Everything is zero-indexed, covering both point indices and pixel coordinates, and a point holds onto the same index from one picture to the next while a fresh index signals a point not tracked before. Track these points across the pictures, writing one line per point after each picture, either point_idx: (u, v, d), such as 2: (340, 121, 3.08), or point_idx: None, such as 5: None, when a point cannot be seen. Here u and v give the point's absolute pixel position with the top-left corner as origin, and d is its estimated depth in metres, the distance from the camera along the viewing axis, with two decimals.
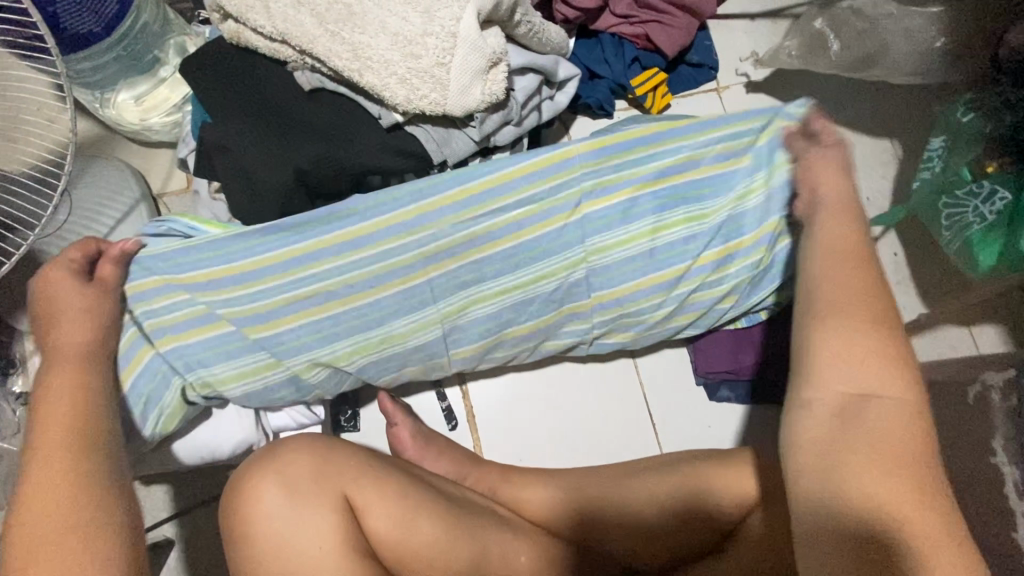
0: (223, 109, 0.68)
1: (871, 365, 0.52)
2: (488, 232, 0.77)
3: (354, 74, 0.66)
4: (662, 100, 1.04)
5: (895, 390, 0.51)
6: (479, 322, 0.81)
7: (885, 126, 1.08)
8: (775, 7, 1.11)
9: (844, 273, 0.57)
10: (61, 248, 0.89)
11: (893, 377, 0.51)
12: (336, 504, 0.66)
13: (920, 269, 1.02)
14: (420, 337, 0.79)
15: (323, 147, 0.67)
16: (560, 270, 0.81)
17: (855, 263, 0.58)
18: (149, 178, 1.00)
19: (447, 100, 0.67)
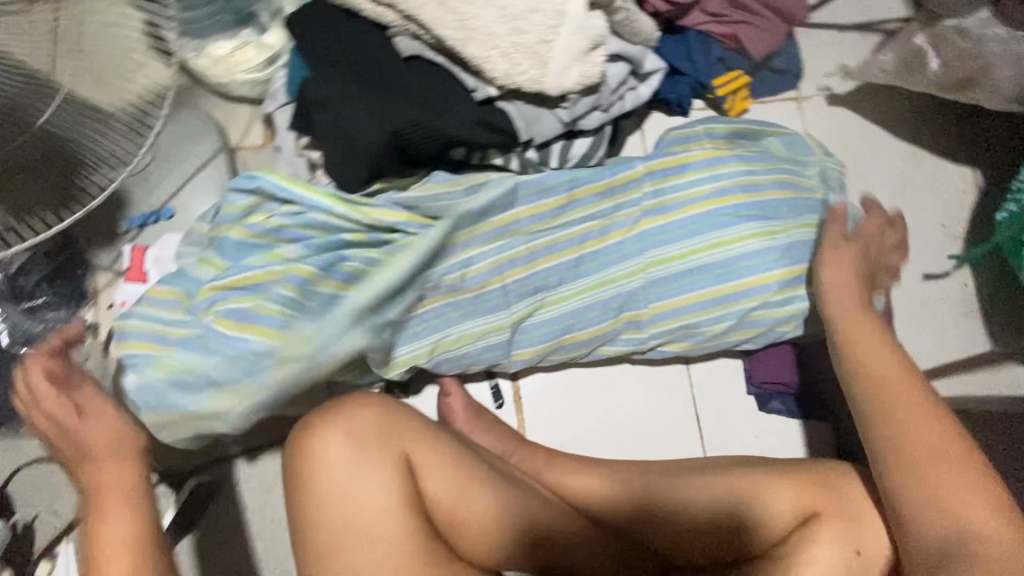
0: (325, 67, 0.69)
1: (958, 489, 0.60)
2: (564, 238, 0.81)
3: (458, 44, 0.67)
4: (741, 103, 1.02)
5: (983, 511, 0.59)
6: (543, 323, 0.81)
7: (968, 154, 1.05)
8: (867, 19, 1.08)
9: (914, 404, 0.64)
10: (144, 191, 0.93)
11: (978, 500, 0.59)
12: (396, 460, 0.70)
13: (990, 301, 0.99)
14: (490, 338, 0.80)
15: (419, 114, 0.68)
16: (621, 278, 0.82)
17: (901, 372, 0.67)
18: (228, 131, 1.02)
19: (546, 79, 0.67)
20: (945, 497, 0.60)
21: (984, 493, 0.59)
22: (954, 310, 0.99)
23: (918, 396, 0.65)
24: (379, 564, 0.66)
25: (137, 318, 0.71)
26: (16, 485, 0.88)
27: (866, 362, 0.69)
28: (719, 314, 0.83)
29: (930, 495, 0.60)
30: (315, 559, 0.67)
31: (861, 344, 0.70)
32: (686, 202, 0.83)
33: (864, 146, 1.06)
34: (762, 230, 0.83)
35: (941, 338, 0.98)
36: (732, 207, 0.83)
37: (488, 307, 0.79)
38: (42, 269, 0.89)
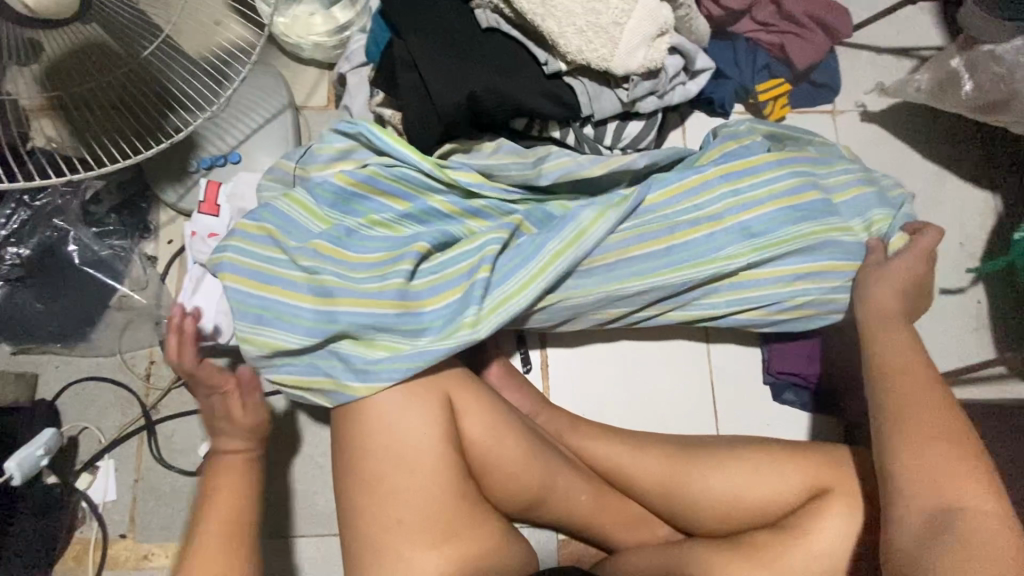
0: (410, 28, 0.75)
1: (956, 475, 0.61)
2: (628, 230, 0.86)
3: (537, 18, 0.72)
4: (781, 110, 1.08)
5: (986, 501, 0.59)
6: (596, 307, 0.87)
7: (989, 180, 1.10)
8: (905, 45, 1.14)
9: (925, 395, 0.67)
10: (214, 137, 0.98)
11: (980, 490, 0.60)
12: (440, 402, 0.72)
13: (999, 319, 1.04)
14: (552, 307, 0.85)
15: (494, 79, 0.74)
16: (673, 270, 0.86)
17: (917, 377, 0.69)
18: (294, 90, 1.07)
19: (614, 58, 0.73)
20: (945, 486, 0.60)
21: (987, 491, 0.60)
22: (966, 325, 1.04)
23: (937, 393, 0.67)
24: (417, 498, 0.69)
25: (234, 251, 0.75)
26: (65, 400, 0.93)
27: (885, 357, 0.72)
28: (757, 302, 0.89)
29: (931, 477, 0.61)
30: (355, 488, 0.70)
31: (884, 338, 0.75)
32: (735, 207, 0.87)
33: (892, 163, 1.11)
34: (818, 232, 0.87)
35: (950, 349, 1.03)
36: (781, 210, 0.87)
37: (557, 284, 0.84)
38: (113, 199, 0.96)
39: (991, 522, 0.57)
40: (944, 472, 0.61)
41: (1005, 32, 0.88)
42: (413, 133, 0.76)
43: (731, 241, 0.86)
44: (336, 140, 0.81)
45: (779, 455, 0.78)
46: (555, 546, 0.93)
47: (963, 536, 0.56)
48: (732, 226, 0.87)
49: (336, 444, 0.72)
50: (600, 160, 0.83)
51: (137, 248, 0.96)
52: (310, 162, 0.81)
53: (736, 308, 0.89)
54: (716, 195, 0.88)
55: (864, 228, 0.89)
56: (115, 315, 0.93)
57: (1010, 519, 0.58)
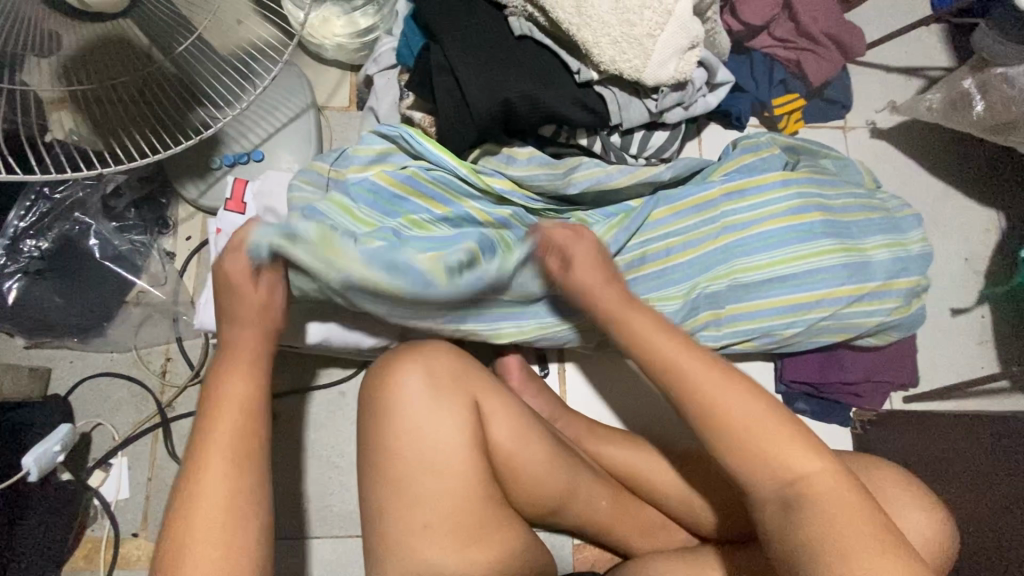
0: (446, 33, 0.76)
1: (788, 458, 0.57)
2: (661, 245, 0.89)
3: (573, 28, 0.74)
4: (794, 124, 1.10)
5: (813, 461, 0.57)
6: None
7: (993, 198, 1.14)
8: (913, 64, 1.17)
9: (716, 386, 0.60)
10: (237, 134, 0.98)
11: (805, 450, 0.57)
12: (468, 406, 0.72)
13: (1002, 334, 1.07)
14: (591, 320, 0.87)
15: (528, 86, 0.75)
16: (704, 281, 0.88)
17: (696, 362, 0.62)
18: (316, 91, 1.08)
19: (646, 69, 0.75)
20: (797, 493, 0.56)
21: (811, 447, 0.57)
22: (970, 338, 1.07)
23: (722, 374, 0.61)
24: (444, 501, 0.69)
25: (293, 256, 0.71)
26: (79, 395, 0.92)
27: (677, 373, 0.62)
28: (792, 319, 0.88)
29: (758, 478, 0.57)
30: (382, 491, 0.69)
31: (630, 317, 0.67)
32: (755, 218, 0.89)
33: (901, 179, 1.14)
34: (839, 246, 0.88)
35: (956, 362, 1.06)
36: (807, 224, 0.89)
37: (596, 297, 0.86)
38: (134, 193, 0.95)
39: (829, 479, 0.56)
40: (749, 441, 0.58)
41: (1017, 56, 0.91)
42: (449, 137, 0.77)
43: (761, 253, 0.88)
44: (374, 142, 0.82)
45: None
46: (570, 551, 0.93)
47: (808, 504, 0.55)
48: (761, 238, 0.88)
49: (363, 446, 0.72)
50: (628, 170, 0.85)
51: (156, 244, 0.96)
52: (346, 164, 0.81)
53: (772, 325, 0.88)
54: (740, 208, 0.90)
55: (885, 242, 0.90)
56: (132, 311, 0.93)
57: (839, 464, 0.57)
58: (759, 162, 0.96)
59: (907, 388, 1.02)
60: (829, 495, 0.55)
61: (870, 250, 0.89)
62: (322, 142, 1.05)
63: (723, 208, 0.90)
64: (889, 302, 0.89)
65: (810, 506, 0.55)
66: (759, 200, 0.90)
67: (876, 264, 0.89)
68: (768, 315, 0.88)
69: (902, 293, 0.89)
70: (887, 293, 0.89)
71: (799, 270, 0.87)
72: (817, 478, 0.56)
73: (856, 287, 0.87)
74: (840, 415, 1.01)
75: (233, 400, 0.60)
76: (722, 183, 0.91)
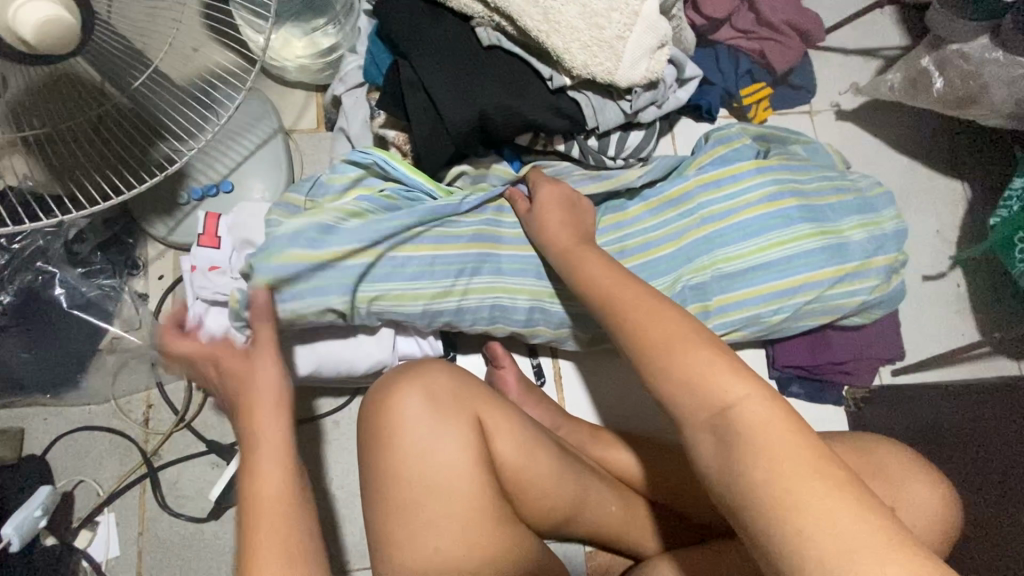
0: (414, 48, 0.74)
1: (719, 388, 0.53)
2: (646, 245, 0.91)
3: (542, 34, 0.73)
4: (764, 113, 1.12)
5: (739, 385, 0.52)
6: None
7: (958, 170, 1.17)
8: (871, 46, 1.20)
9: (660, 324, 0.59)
10: (203, 165, 0.94)
11: (729, 375, 0.53)
12: (469, 424, 0.70)
13: (979, 301, 1.10)
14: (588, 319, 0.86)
15: (501, 97, 0.74)
16: (688, 273, 0.89)
17: (657, 320, 0.59)
18: (282, 114, 1.05)
19: (618, 71, 0.75)
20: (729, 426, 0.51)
21: (737, 372, 0.53)
22: (949, 307, 1.10)
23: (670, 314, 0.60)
24: (453, 525, 0.67)
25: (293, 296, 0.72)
26: (56, 454, 0.87)
27: (628, 331, 0.61)
28: (778, 305, 0.89)
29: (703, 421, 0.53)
30: (389, 520, 0.67)
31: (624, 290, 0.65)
32: (733, 208, 0.90)
33: (868, 158, 1.17)
34: (818, 230, 0.89)
35: (938, 332, 1.08)
36: (785, 210, 0.90)
37: None
38: (98, 236, 0.90)
39: (754, 405, 0.51)
40: (685, 377, 0.54)
41: (970, 32, 0.93)
42: (427, 155, 0.76)
43: (743, 242, 0.89)
44: (348, 167, 0.79)
45: None
46: (583, 559, 0.93)
47: (737, 433, 0.50)
48: (743, 228, 0.90)
49: (365, 475, 0.70)
50: (607, 174, 0.85)
51: (127, 286, 0.92)
52: (321, 194, 0.78)
53: (760, 311, 0.89)
54: (717, 200, 0.91)
55: (861, 221, 0.92)
56: (105, 359, 0.89)
57: (764, 387, 0.52)
58: (733, 152, 0.98)
59: (893, 362, 1.04)
60: (754, 419, 0.50)
61: (847, 231, 0.91)
62: (292, 167, 1.02)
63: (702, 202, 0.91)
64: (869, 280, 0.90)
65: (740, 437, 0.50)
66: (736, 191, 0.91)
67: (855, 244, 0.90)
68: (755, 302, 0.89)
69: (881, 271, 0.91)
70: (867, 271, 0.90)
71: (781, 256, 0.89)
72: (746, 404, 0.51)
73: (838, 267, 0.89)
74: (833, 395, 1.03)
75: (265, 401, 0.58)
76: (699, 176, 0.93)
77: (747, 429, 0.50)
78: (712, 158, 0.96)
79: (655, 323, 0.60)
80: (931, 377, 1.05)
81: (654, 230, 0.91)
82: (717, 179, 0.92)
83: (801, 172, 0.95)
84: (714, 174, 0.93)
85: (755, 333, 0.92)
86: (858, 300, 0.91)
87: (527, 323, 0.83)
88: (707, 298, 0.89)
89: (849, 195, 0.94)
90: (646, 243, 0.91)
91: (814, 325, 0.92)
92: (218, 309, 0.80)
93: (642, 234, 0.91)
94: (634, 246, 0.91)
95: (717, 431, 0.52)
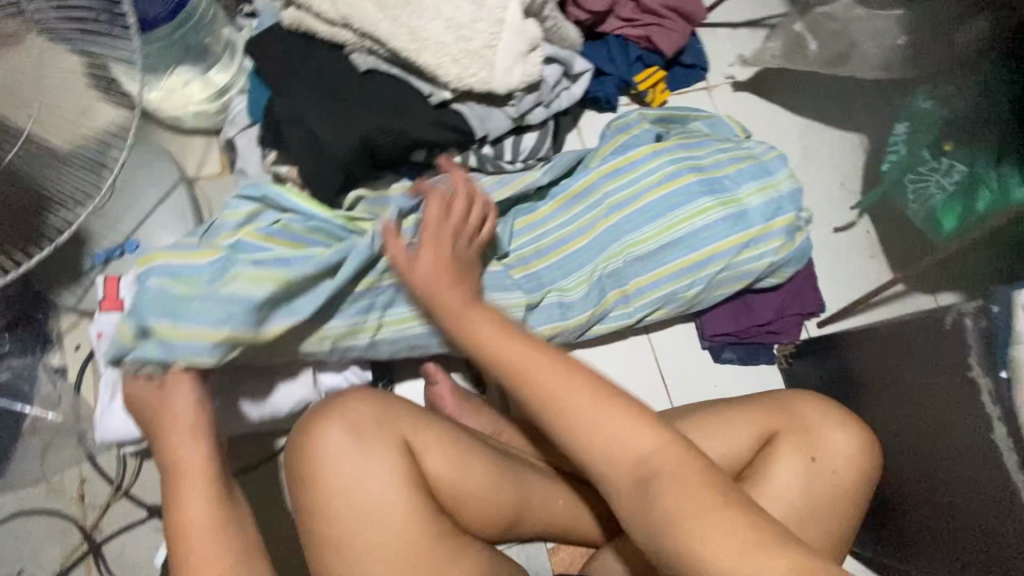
0: (290, 86, 0.76)
1: (617, 431, 0.58)
2: (557, 240, 0.92)
3: (412, 54, 0.74)
4: (661, 95, 1.15)
5: (652, 438, 0.58)
6: (546, 316, 0.90)
7: (853, 122, 1.22)
8: (756, 16, 1.24)
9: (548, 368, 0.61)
10: (105, 229, 0.93)
11: (639, 428, 0.58)
12: (396, 446, 0.70)
13: (890, 244, 1.15)
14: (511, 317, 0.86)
15: (383, 120, 0.76)
16: (600, 263, 0.92)
17: (511, 343, 0.64)
18: (184, 164, 1.03)
19: (493, 79, 0.76)
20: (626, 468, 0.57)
21: (645, 424, 0.58)
22: (861, 254, 1.15)
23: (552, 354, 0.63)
24: (391, 549, 0.67)
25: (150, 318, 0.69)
26: None
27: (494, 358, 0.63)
28: (691, 280, 0.92)
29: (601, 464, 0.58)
30: (326, 556, 0.67)
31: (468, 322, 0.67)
32: (636, 194, 0.93)
33: (768, 125, 1.22)
34: (717, 202, 0.93)
35: (855, 279, 1.13)
36: (685, 188, 0.93)
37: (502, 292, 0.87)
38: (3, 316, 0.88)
39: (670, 457, 0.57)
40: (602, 429, 0.58)
41: None
42: (318, 187, 0.76)
43: (648, 224, 0.92)
44: (244, 203, 0.76)
45: (725, 411, 0.80)
46: (545, 556, 0.94)
47: (657, 482, 0.56)
48: (647, 211, 0.92)
49: (299, 516, 0.70)
50: (507, 178, 0.88)
51: (42, 362, 0.90)
52: (216, 234, 0.75)
53: (674, 287, 0.92)
54: (619, 188, 0.94)
55: (759, 187, 0.96)
56: (29, 441, 0.87)
57: (676, 436, 0.58)
58: (631, 137, 1.00)
59: (816, 314, 1.08)
60: (669, 470, 0.56)
61: (746, 198, 0.94)
62: (201, 215, 1.01)
63: (605, 191, 0.94)
64: (773, 243, 0.93)
65: (656, 479, 0.56)
66: (637, 176, 0.94)
67: (755, 212, 0.94)
68: (668, 280, 0.92)
69: (783, 234, 0.94)
70: (770, 233, 0.94)
71: (686, 233, 0.92)
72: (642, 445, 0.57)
73: (741, 234, 0.92)
74: (764, 355, 1.07)
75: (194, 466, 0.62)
76: (600, 167, 0.96)
77: (666, 478, 0.56)
78: (612, 146, 0.99)
79: (546, 366, 0.61)
80: (858, 322, 1.08)
81: (563, 225, 0.93)
82: (617, 167, 0.95)
83: (697, 148, 0.98)
84: (614, 163, 0.95)
85: (675, 309, 0.95)
86: (767, 263, 0.94)
87: (452, 339, 0.83)
88: (622, 283, 0.92)
89: (744, 162, 0.98)
90: (558, 240, 0.92)
91: (730, 293, 0.96)
92: None
93: (553, 231, 0.93)
94: (545, 244, 0.93)
95: (636, 481, 0.57)
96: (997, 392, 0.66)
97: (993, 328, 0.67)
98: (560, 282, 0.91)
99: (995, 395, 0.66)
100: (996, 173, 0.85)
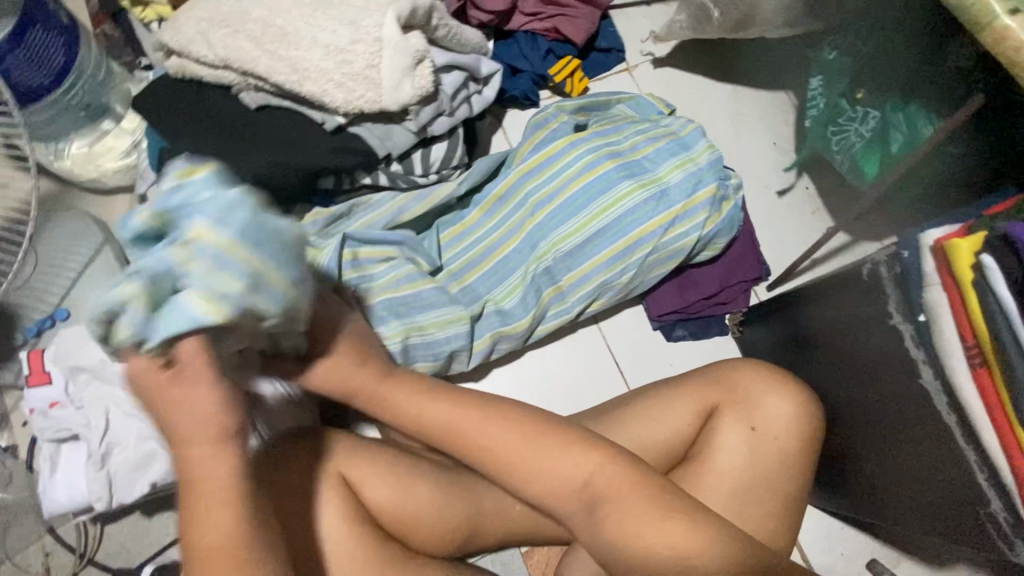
0: (180, 135, 0.75)
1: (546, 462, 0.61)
2: (487, 248, 0.92)
3: (295, 85, 0.74)
4: (580, 83, 1.14)
5: (589, 461, 0.60)
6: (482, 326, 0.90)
7: (778, 80, 1.21)
8: None
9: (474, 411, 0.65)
10: (34, 300, 0.94)
11: (570, 454, 0.61)
12: (331, 482, 0.70)
13: (830, 196, 1.14)
14: (449, 329, 0.85)
15: (278, 156, 0.75)
16: (532, 263, 0.91)
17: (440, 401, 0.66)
18: (109, 224, 1.03)
19: (382, 97, 0.75)
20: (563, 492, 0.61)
21: (581, 447, 0.61)
22: (803, 211, 1.14)
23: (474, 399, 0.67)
24: None
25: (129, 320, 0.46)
26: None
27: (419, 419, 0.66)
28: (623, 266, 0.92)
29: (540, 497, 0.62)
30: None
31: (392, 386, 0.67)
32: (557, 189, 0.92)
33: (694, 96, 1.21)
34: (638, 184, 0.93)
35: (799, 237, 1.12)
36: (604, 174, 0.93)
37: (433, 306, 0.86)
38: None
39: (609, 472, 0.59)
40: (540, 460, 0.61)
41: None
42: None
43: (572, 217, 0.91)
44: None
45: (663, 393, 0.80)
46: (521, 560, 0.94)
47: (604, 501, 0.58)
48: (569, 204, 0.92)
49: None
50: (421, 195, 0.87)
51: None
52: None
53: (608, 276, 0.92)
54: (540, 185, 0.93)
55: (679, 163, 0.95)
56: None
57: (611, 451, 0.61)
58: (548, 131, 1.00)
59: (762, 279, 1.07)
60: (611, 487, 0.58)
61: (666, 176, 0.94)
62: None
63: (527, 190, 0.93)
64: (699, 217, 0.93)
65: (607, 506, 0.58)
66: (556, 171, 0.93)
67: (675, 189, 0.93)
68: (600, 269, 0.91)
69: (707, 208, 0.94)
70: (696, 207, 0.93)
71: (612, 221, 0.91)
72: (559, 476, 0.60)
73: (666, 213, 0.92)
74: (716, 327, 1.06)
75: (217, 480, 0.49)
76: (519, 167, 0.95)
77: (613, 496, 0.58)
78: (532, 143, 0.99)
79: (475, 410, 0.65)
80: (809, 278, 1.06)
81: (490, 232, 0.93)
82: (536, 164, 0.94)
83: (613, 133, 0.98)
84: (533, 160, 0.95)
85: (614, 297, 0.95)
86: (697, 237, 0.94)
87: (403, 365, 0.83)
88: (556, 280, 0.92)
89: (661, 141, 0.98)
90: (485, 247, 0.92)
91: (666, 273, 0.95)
92: (70, 443, 0.80)
93: (481, 238, 0.93)
94: (476, 255, 0.92)
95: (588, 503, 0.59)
96: (919, 337, 0.65)
97: (906, 273, 0.66)
98: (494, 291, 0.91)
99: (916, 338, 0.66)
100: (904, 114, 0.84)
